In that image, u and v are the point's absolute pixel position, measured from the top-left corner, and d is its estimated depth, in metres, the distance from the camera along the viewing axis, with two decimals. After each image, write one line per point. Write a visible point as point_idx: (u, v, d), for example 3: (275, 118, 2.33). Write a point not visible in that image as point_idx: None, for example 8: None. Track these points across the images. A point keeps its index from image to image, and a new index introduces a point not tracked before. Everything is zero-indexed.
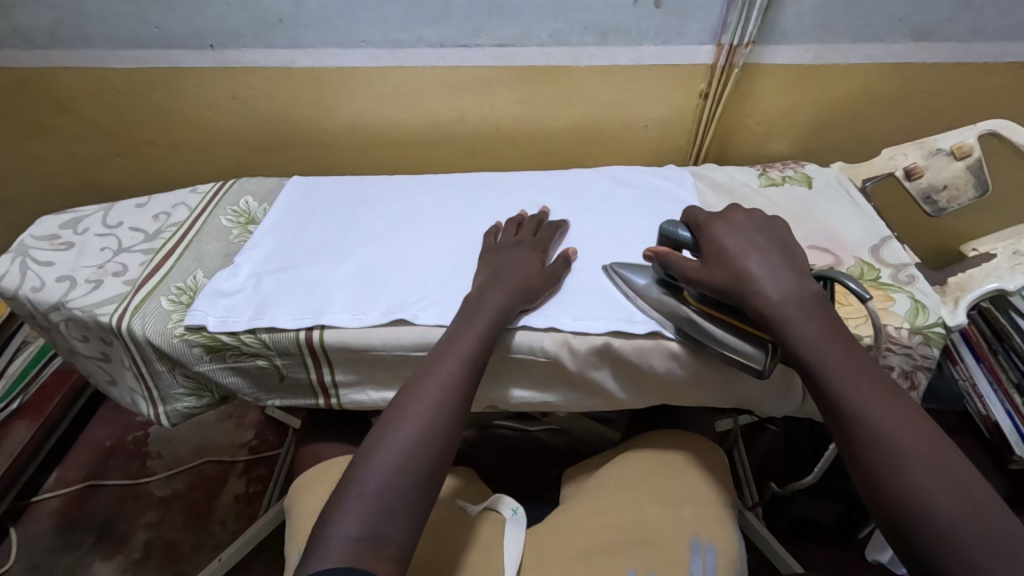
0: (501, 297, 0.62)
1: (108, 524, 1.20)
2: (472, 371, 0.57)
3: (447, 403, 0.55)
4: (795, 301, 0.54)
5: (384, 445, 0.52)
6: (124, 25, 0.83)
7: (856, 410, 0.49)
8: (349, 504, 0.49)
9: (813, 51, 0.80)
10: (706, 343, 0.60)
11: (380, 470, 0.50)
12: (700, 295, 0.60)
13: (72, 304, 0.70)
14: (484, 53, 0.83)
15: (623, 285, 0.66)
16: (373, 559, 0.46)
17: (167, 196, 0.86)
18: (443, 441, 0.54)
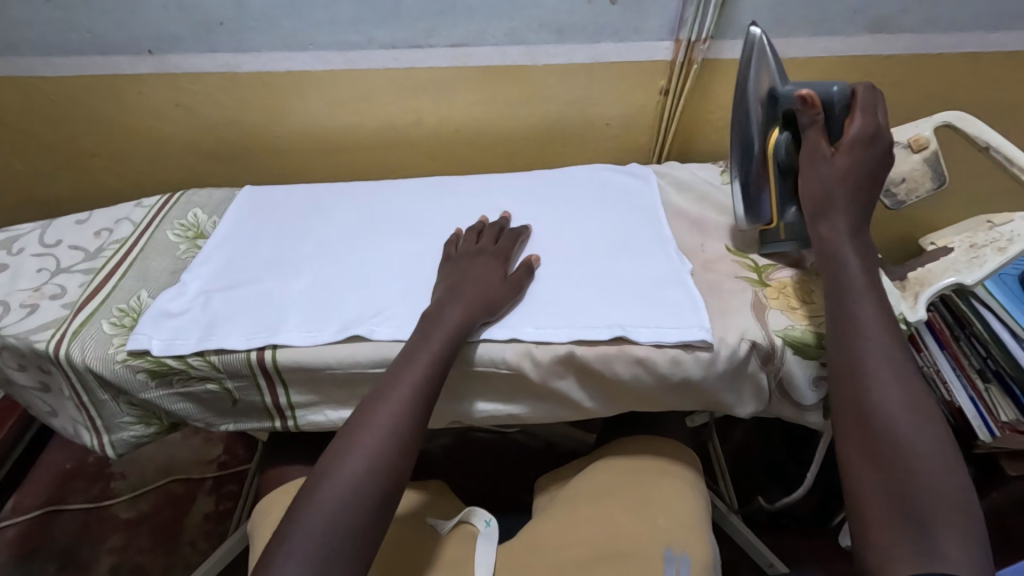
0: (461, 308, 0.60)
1: (70, 551, 1.15)
2: (424, 394, 0.55)
3: (403, 425, 0.53)
4: (859, 272, 0.55)
5: (327, 481, 0.50)
6: (53, 30, 0.78)
7: (873, 391, 0.50)
8: (294, 539, 0.47)
9: (771, 45, 0.79)
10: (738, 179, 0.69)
11: (323, 507, 0.48)
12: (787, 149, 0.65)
13: (5, 331, 0.66)
14: (438, 54, 0.80)
15: (749, 73, 0.65)
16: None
17: (110, 211, 0.82)
18: (398, 464, 0.52)
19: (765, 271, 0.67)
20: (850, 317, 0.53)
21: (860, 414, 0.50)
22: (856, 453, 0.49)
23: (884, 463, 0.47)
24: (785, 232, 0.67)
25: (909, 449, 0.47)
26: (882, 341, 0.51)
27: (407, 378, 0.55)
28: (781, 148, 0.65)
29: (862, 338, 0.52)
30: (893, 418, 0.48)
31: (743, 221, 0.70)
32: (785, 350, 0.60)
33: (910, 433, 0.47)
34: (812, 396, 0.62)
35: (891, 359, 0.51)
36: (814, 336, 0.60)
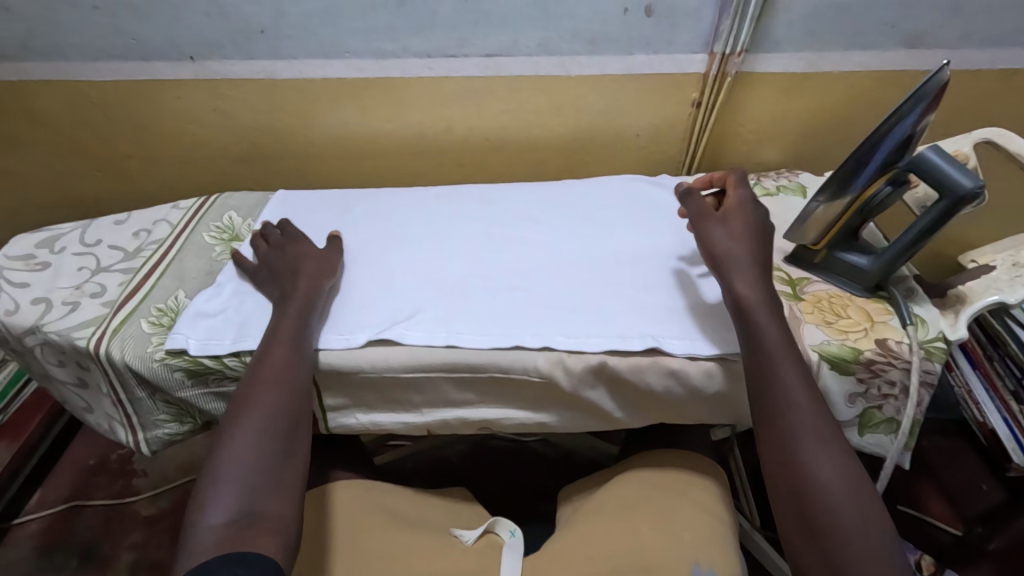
0: (309, 279, 0.66)
1: (92, 546, 1.17)
2: (300, 357, 0.60)
3: (291, 379, 0.58)
4: (775, 336, 0.55)
5: (232, 439, 0.54)
6: (99, 37, 0.80)
7: (791, 446, 0.51)
8: (219, 488, 0.52)
9: (805, 59, 0.79)
10: (815, 201, 0.63)
11: (236, 466, 0.53)
12: (877, 200, 0.60)
13: (48, 328, 0.68)
14: (472, 63, 0.81)
15: (905, 107, 0.54)
16: (253, 532, 0.50)
17: (148, 212, 0.84)
18: (294, 410, 0.57)
19: (799, 285, 0.66)
20: (750, 329, 0.56)
21: (788, 477, 0.51)
22: (769, 454, 0.52)
23: (795, 461, 0.51)
24: (828, 265, 0.66)
25: (813, 444, 0.50)
26: (794, 419, 0.52)
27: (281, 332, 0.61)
28: (874, 202, 0.60)
29: (777, 417, 0.52)
30: (798, 421, 0.51)
31: (793, 239, 0.67)
32: (821, 364, 0.59)
33: (811, 428, 0.51)
34: (847, 412, 0.61)
35: (787, 363, 0.53)
36: (851, 351, 0.59)
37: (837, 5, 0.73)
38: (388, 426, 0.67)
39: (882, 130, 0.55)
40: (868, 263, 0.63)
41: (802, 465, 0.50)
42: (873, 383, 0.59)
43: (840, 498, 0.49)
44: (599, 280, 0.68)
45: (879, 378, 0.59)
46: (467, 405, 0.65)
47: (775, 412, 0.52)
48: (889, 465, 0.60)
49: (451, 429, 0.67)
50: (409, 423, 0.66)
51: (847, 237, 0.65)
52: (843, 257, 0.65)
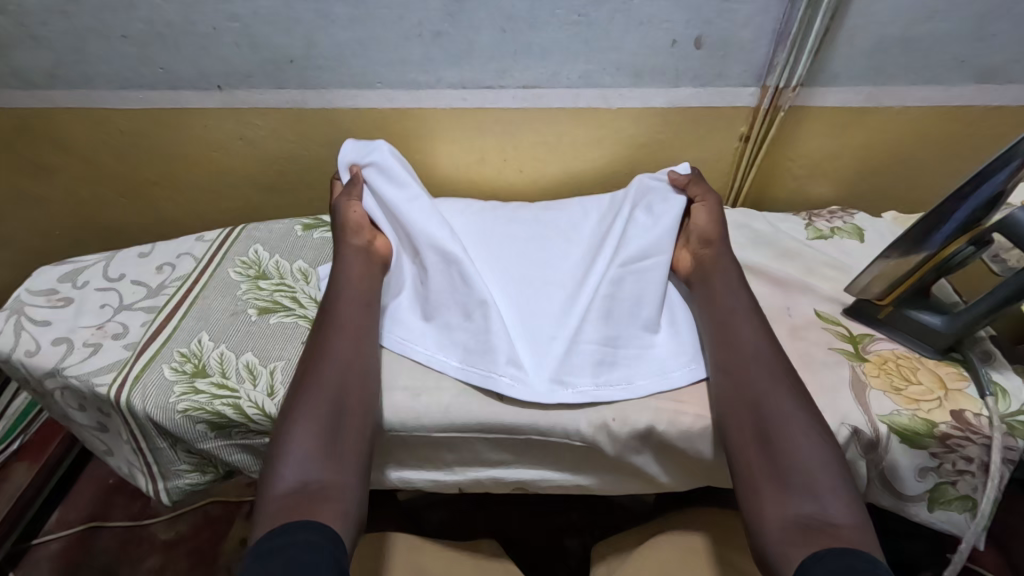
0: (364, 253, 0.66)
1: (110, 571, 1.15)
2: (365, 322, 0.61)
3: (357, 351, 0.58)
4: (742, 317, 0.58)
5: (304, 394, 0.54)
6: (126, 65, 0.78)
7: (765, 411, 0.52)
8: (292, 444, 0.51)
9: (864, 93, 0.74)
10: (884, 255, 0.59)
11: (306, 423, 0.53)
12: (952, 261, 0.56)
13: (68, 371, 0.66)
14: (508, 94, 0.77)
15: (994, 163, 0.50)
16: (311, 504, 0.48)
17: (172, 243, 0.82)
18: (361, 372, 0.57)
19: (861, 343, 0.61)
20: (731, 332, 0.57)
21: (763, 442, 0.51)
22: (748, 447, 0.51)
23: (763, 427, 0.51)
24: (895, 322, 0.61)
25: (793, 434, 0.50)
26: (762, 389, 0.53)
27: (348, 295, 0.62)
28: (950, 263, 0.56)
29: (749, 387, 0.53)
30: (779, 413, 0.51)
31: (854, 292, 0.63)
32: (890, 438, 0.54)
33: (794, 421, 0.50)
34: (917, 488, 0.55)
35: (765, 359, 0.55)
36: (924, 424, 0.54)
37: (903, 38, 0.68)
38: (417, 483, 0.63)
39: (968, 187, 0.52)
40: (942, 324, 0.58)
41: (783, 455, 0.49)
42: (947, 458, 0.54)
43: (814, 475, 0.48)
44: (643, 302, 0.62)
45: (954, 453, 0.54)
46: (501, 464, 0.61)
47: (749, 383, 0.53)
48: (964, 549, 0.54)
49: (483, 487, 0.64)
50: (439, 481, 0.63)
51: (918, 295, 0.60)
52: (912, 315, 0.60)
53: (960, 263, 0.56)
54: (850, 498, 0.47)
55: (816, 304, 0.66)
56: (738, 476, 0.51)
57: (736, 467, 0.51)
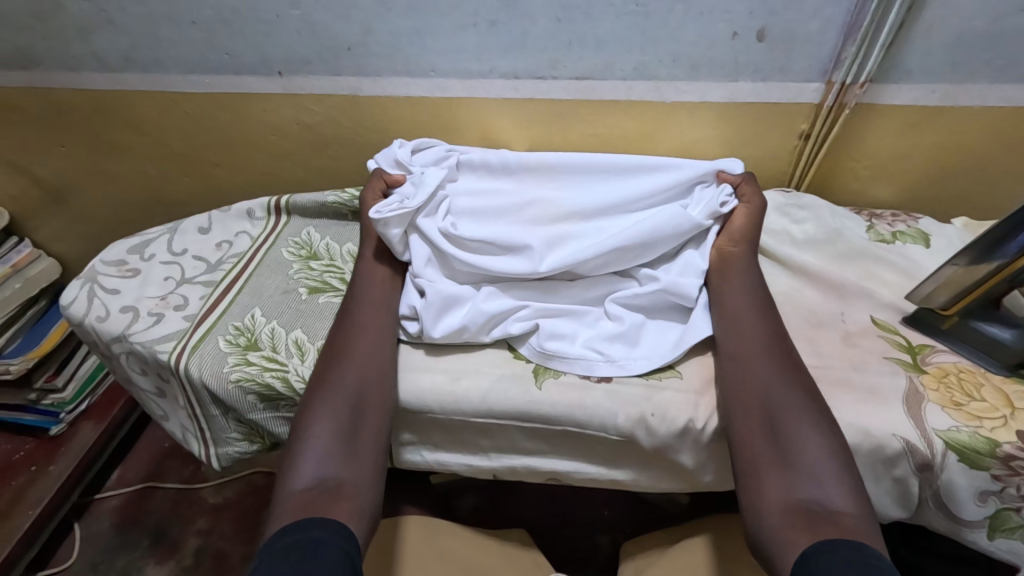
0: (384, 259, 0.66)
1: (162, 529, 1.21)
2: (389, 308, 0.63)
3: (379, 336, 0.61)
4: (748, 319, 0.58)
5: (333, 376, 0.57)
6: (195, 51, 0.82)
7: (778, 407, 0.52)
8: (314, 439, 0.54)
9: (940, 91, 0.70)
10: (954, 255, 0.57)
11: (327, 407, 0.55)
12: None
13: (133, 338, 0.70)
14: (561, 85, 0.77)
15: None
16: (332, 494, 0.50)
17: (230, 220, 0.85)
18: (380, 376, 0.58)
19: (920, 354, 0.58)
20: (747, 324, 0.58)
21: (773, 447, 0.51)
22: (751, 439, 0.52)
23: (774, 434, 0.51)
24: (960, 334, 0.58)
25: (798, 424, 0.51)
26: (767, 397, 0.53)
27: (369, 300, 0.63)
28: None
29: (753, 396, 0.54)
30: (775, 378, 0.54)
31: (917, 300, 0.61)
32: (947, 455, 0.51)
33: (800, 418, 0.51)
34: (975, 512, 0.52)
35: (776, 359, 0.55)
36: (986, 443, 0.51)
37: (988, 34, 0.64)
38: (453, 466, 0.64)
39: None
40: (1012, 338, 0.55)
41: (791, 446, 0.50)
42: (1011, 481, 0.51)
43: (821, 481, 0.48)
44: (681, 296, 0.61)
45: (1019, 477, 0.50)
46: (536, 453, 0.61)
47: (755, 391, 0.54)
48: None
49: (517, 476, 0.64)
50: (475, 466, 0.63)
51: (986, 306, 0.56)
52: (978, 327, 0.57)
53: None
54: (855, 490, 0.48)
55: (874, 311, 0.63)
56: (741, 470, 0.52)
57: (739, 458, 0.52)
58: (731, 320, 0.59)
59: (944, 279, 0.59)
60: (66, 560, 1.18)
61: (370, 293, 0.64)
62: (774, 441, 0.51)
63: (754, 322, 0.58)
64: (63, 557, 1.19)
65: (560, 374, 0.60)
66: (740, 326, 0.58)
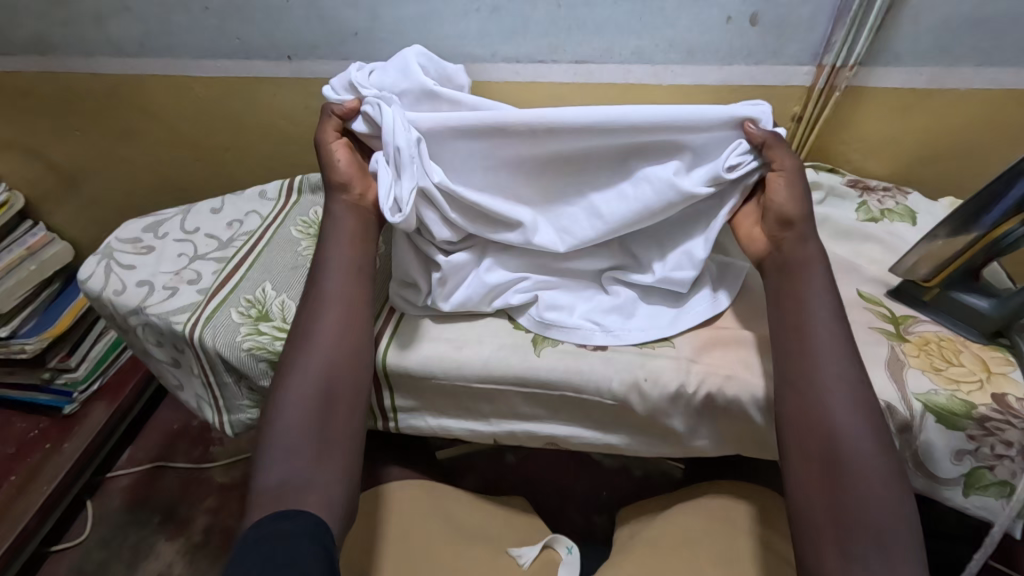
0: (344, 240, 0.62)
1: (172, 507, 1.25)
2: (356, 317, 0.60)
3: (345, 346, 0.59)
4: (829, 342, 0.52)
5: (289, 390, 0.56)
6: (206, 37, 0.85)
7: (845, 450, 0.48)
8: (272, 455, 0.53)
9: (928, 74, 0.72)
10: (934, 229, 0.60)
11: (290, 425, 0.54)
12: (1008, 239, 0.55)
13: (150, 310, 0.73)
14: (562, 69, 0.79)
15: None
16: (295, 497, 0.51)
17: (241, 201, 0.88)
18: (337, 392, 0.57)
19: (903, 324, 0.61)
20: (817, 348, 0.52)
21: (837, 494, 0.47)
22: (813, 485, 0.49)
23: (840, 481, 0.48)
24: (940, 305, 0.61)
25: (862, 471, 0.47)
26: (836, 439, 0.49)
27: (331, 292, 0.60)
28: (1006, 242, 0.55)
29: (823, 436, 0.49)
30: (846, 416, 0.49)
31: (901, 273, 0.64)
32: (925, 417, 0.54)
33: (872, 467, 0.47)
34: (951, 470, 0.55)
35: (850, 393, 0.50)
36: (963, 405, 0.54)
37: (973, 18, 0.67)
38: (455, 432, 0.67)
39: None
40: (990, 307, 0.58)
41: (851, 496, 0.47)
42: (985, 441, 0.53)
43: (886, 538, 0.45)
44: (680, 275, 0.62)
45: (993, 437, 0.53)
46: (535, 418, 0.64)
47: (823, 431, 0.49)
48: (997, 534, 0.54)
49: (517, 441, 0.67)
50: (476, 431, 0.66)
51: (965, 277, 0.59)
52: (958, 298, 0.59)
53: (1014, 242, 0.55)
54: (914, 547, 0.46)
55: (860, 284, 0.66)
56: (802, 519, 0.49)
57: (795, 502, 0.50)
58: (798, 341, 0.53)
59: (927, 253, 0.61)
60: (79, 536, 1.21)
61: (332, 284, 0.61)
62: (837, 488, 0.48)
63: (825, 346, 0.52)
64: (77, 532, 1.23)
65: (558, 342, 0.63)
66: (810, 350, 0.52)
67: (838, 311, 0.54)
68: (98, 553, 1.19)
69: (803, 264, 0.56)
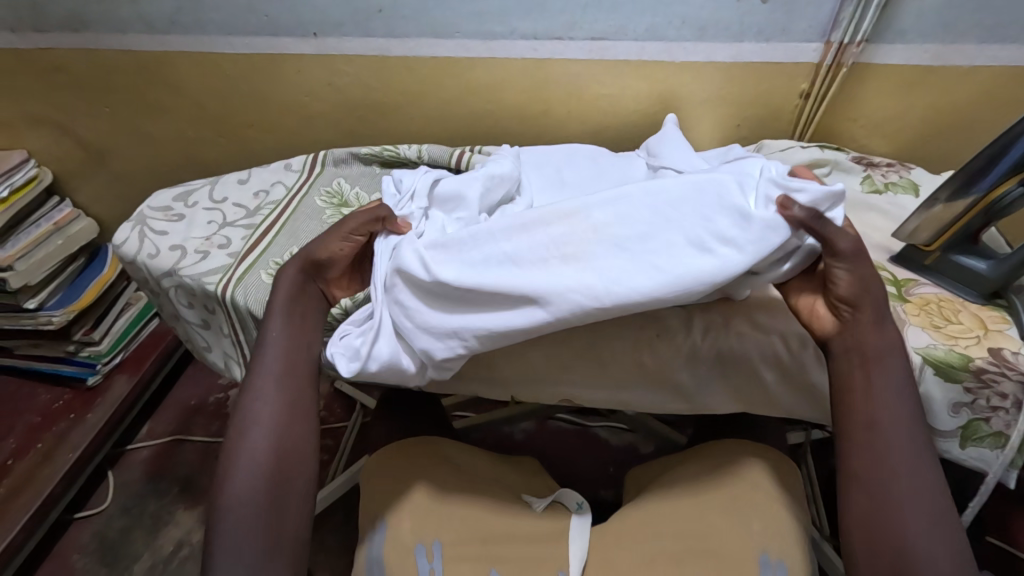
0: (286, 310, 0.62)
1: (191, 477, 1.28)
2: (296, 373, 0.60)
3: (294, 412, 0.58)
4: (896, 417, 0.50)
5: (234, 467, 0.54)
6: (236, 14, 0.88)
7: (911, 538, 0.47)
8: (225, 535, 0.52)
9: (932, 51, 0.75)
10: (934, 194, 0.62)
11: (237, 502, 0.53)
12: (1005, 201, 0.58)
13: (183, 271, 0.76)
14: (578, 46, 0.82)
15: None
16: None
17: (266, 173, 0.92)
18: (285, 464, 0.56)
19: (904, 286, 0.64)
20: (880, 439, 0.49)
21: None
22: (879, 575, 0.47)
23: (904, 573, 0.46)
24: (940, 268, 0.64)
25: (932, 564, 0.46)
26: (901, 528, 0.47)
27: (270, 367, 0.59)
28: (1004, 203, 0.58)
29: (888, 526, 0.48)
30: (910, 504, 0.48)
31: (902, 238, 0.66)
32: (924, 369, 0.56)
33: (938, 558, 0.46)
34: (949, 422, 0.57)
35: (912, 476, 0.48)
36: (960, 357, 0.56)
37: None
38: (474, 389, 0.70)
39: (1022, 127, 0.56)
40: (987, 269, 0.61)
41: None
42: (981, 393, 0.56)
43: None
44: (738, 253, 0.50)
45: (989, 389, 0.55)
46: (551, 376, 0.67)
47: (888, 520, 0.48)
48: (991, 482, 0.56)
49: (533, 398, 0.70)
50: (493, 389, 0.69)
51: (964, 240, 0.62)
52: (957, 260, 0.62)
53: (1011, 204, 0.58)
54: None
55: (865, 250, 0.69)
56: None
57: None
58: (859, 415, 0.51)
59: (927, 219, 0.64)
60: (100, 504, 1.25)
61: (273, 358, 0.60)
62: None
63: (890, 420, 0.50)
64: (97, 501, 1.26)
65: None
66: (875, 425, 0.50)
67: (904, 377, 0.51)
68: (118, 520, 1.22)
69: (880, 350, 0.51)
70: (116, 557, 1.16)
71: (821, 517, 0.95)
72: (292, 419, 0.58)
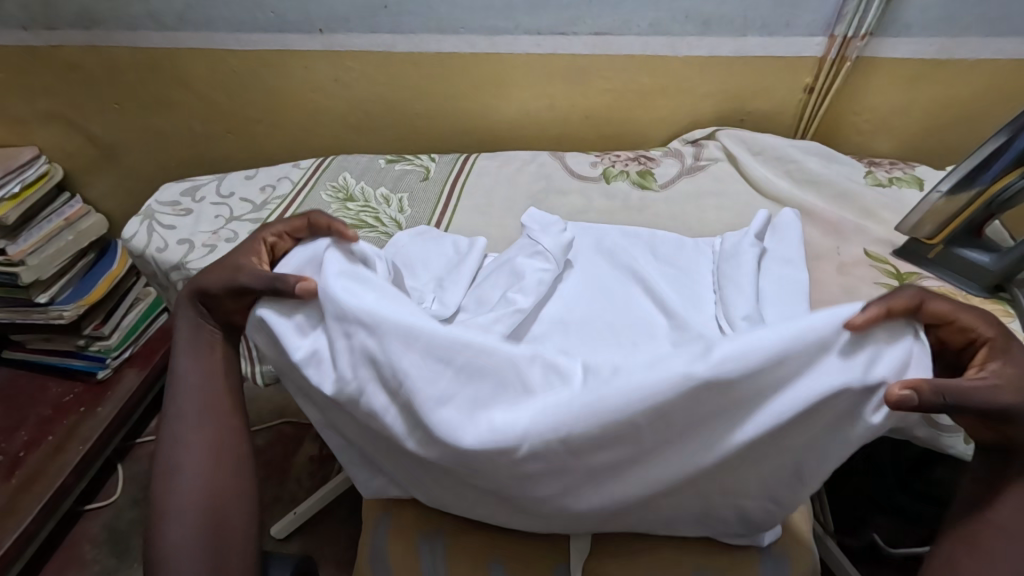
0: (199, 346, 0.55)
1: None
2: (216, 399, 0.54)
3: (220, 441, 0.52)
4: None
5: (165, 526, 0.47)
6: (243, 10, 0.89)
7: None
8: None
9: (936, 45, 0.75)
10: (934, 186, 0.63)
11: (176, 554, 0.45)
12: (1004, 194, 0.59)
13: (191, 265, 0.78)
14: (581, 41, 0.82)
15: None
16: None
17: (273, 169, 0.93)
18: (227, 499, 0.49)
19: (909, 279, 0.63)
20: None
21: None
22: None
23: None
24: (945, 261, 0.64)
25: None
26: None
27: (187, 408, 0.52)
28: (1005, 195, 0.59)
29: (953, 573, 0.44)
30: None
31: (905, 231, 0.65)
32: None
33: None
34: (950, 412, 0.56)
35: None
36: None
37: None
38: None
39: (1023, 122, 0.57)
40: (990, 261, 0.61)
41: None
42: None
43: None
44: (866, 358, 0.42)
45: None
46: None
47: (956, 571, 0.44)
48: None
49: None
50: None
51: (969, 233, 0.63)
52: (960, 253, 0.63)
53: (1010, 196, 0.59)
54: None
55: (869, 244, 0.68)
56: None
57: None
58: None
59: (928, 214, 0.63)
60: (111, 496, 1.26)
61: (186, 397, 0.53)
62: None
63: None
64: (109, 492, 1.27)
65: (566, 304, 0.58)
66: None
67: None
68: (129, 512, 1.23)
69: None
70: (127, 548, 1.18)
71: (826, 511, 0.95)
72: (222, 457, 0.51)
